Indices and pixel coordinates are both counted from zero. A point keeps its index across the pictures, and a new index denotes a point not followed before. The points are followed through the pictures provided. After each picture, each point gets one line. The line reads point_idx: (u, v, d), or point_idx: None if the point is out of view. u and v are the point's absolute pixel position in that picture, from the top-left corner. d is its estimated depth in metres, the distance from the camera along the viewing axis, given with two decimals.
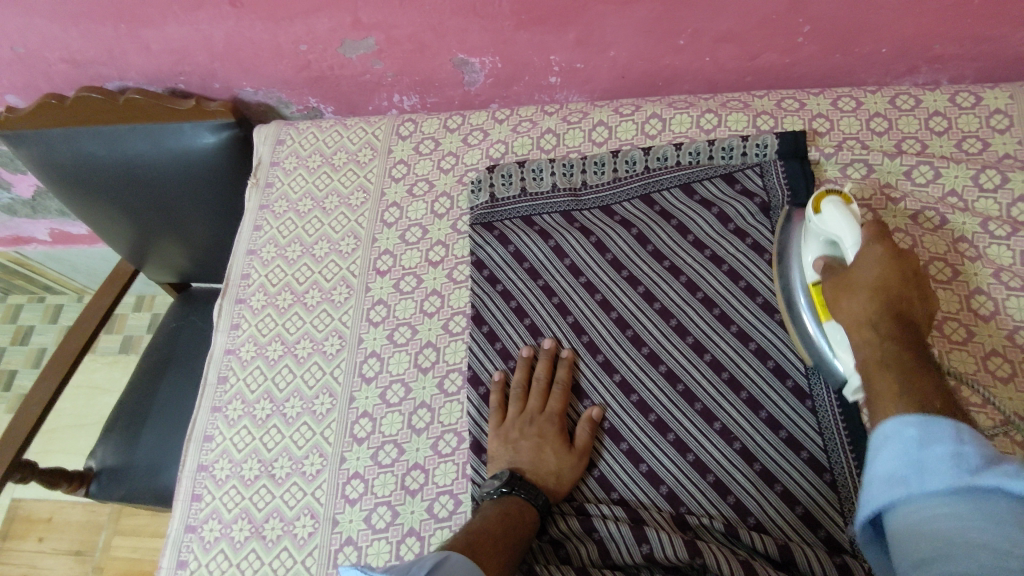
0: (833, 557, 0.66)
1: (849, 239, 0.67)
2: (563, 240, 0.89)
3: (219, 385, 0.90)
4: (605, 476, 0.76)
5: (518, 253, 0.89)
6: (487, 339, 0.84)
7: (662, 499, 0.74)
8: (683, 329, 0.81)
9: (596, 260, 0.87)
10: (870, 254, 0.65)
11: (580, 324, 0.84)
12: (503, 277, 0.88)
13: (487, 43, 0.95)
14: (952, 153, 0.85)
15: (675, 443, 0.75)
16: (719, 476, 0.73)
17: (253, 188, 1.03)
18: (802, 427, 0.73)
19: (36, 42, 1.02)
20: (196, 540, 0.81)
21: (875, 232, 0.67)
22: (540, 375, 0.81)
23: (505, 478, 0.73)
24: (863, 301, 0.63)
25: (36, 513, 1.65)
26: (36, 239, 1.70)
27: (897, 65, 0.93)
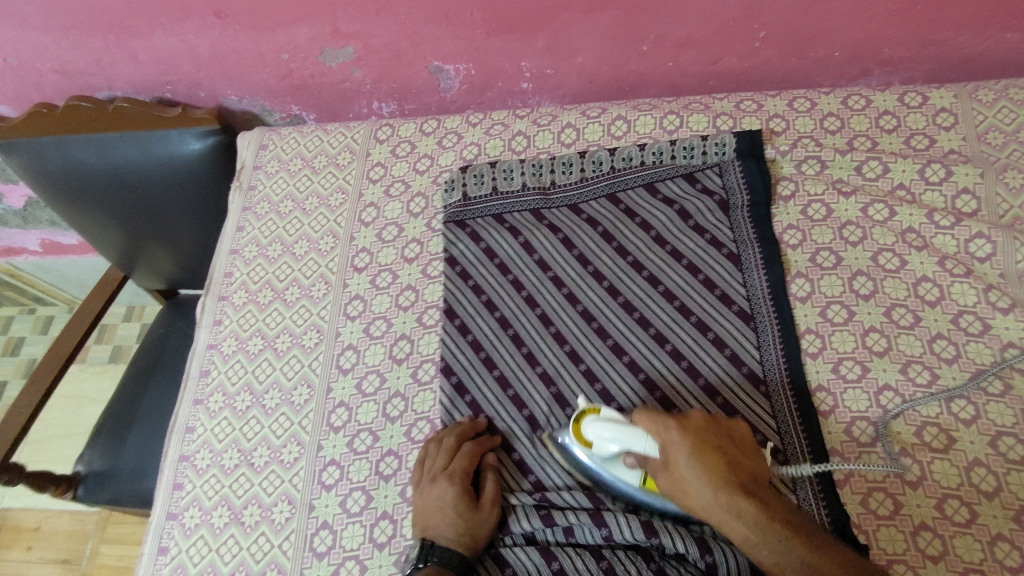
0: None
1: (639, 440, 0.68)
2: (532, 236, 0.92)
3: (201, 378, 0.93)
4: (567, 458, 0.79)
5: (490, 250, 0.92)
6: (459, 332, 0.88)
7: None
8: (645, 320, 0.84)
9: (563, 256, 0.90)
10: (673, 445, 0.66)
11: (548, 316, 0.87)
12: (474, 272, 0.91)
13: (460, 50, 1.00)
14: (901, 149, 0.89)
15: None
16: None
17: (236, 191, 1.06)
18: (758, 410, 0.77)
19: (28, 52, 1.06)
20: (177, 527, 0.83)
21: (657, 420, 0.68)
22: (451, 438, 0.79)
23: (420, 551, 0.71)
24: (706, 488, 0.63)
25: (24, 522, 1.66)
26: (27, 249, 1.73)
27: (850, 68, 0.98)
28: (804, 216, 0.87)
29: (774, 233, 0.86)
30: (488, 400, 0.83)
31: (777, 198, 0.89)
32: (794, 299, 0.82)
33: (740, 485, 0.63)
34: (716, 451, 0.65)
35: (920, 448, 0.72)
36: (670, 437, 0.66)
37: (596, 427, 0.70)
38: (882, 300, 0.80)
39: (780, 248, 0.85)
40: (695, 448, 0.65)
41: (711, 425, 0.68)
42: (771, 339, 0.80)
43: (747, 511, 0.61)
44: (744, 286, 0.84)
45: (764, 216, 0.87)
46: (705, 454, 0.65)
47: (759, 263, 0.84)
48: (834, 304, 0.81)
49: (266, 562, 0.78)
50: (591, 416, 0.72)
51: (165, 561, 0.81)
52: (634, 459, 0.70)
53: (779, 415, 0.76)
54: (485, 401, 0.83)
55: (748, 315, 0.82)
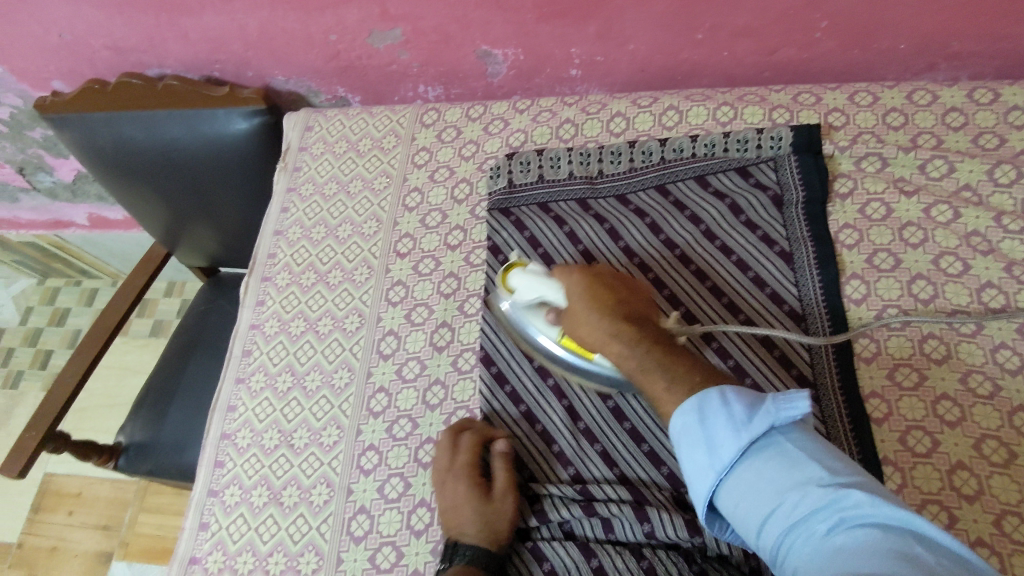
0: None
1: (551, 290, 0.75)
2: (578, 226, 0.91)
3: (243, 357, 0.94)
4: (606, 452, 0.78)
5: (534, 239, 0.91)
6: (499, 323, 0.86)
7: (664, 479, 0.75)
8: (692, 316, 0.82)
9: (609, 248, 0.89)
10: (573, 288, 0.73)
11: None
12: (517, 261, 0.90)
13: (510, 35, 0.98)
14: (968, 148, 0.85)
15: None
16: None
17: (281, 171, 1.06)
18: (807, 415, 0.74)
19: (82, 29, 1.08)
20: (218, 503, 0.84)
21: (569, 272, 0.74)
22: (447, 437, 0.78)
23: (445, 555, 0.71)
24: (596, 318, 0.69)
25: (67, 488, 1.71)
26: (74, 223, 1.77)
27: (916, 62, 0.94)
28: (862, 215, 0.84)
29: (829, 232, 0.83)
30: (527, 389, 0.82)
31: (834, 195, 0.86)
32: (848, 301, 0.79)
33: (626, 315, 0.69)
34: (608, 290, 0.71)
35: (978, 461, 0.69)
36: (568, 279, 0.74)
37: (520, 278, 0.77)
38: (943, 305, 0.77)
39: (835, 248, 0.82)
40: (598, 296, 0.71)
41: (610, 272, 0.74)
42: (822, 341, 0.78)
43: (624, 332, 0.67)
44: (797, 285, 0.81)
45: (820, 214, 0.84)
46: (599, 291, 0.71)
47: (813, 262, 0.82)
48: (891, 308, 0.78)
49: (304, 544, 0.79)
50: (517, 270, 0.78)
51: (206, 537, 0.82)
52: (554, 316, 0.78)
53: (828, 419, 0.74)
54: (524, 391, 0.82)
55: (799, 316, 0.79)
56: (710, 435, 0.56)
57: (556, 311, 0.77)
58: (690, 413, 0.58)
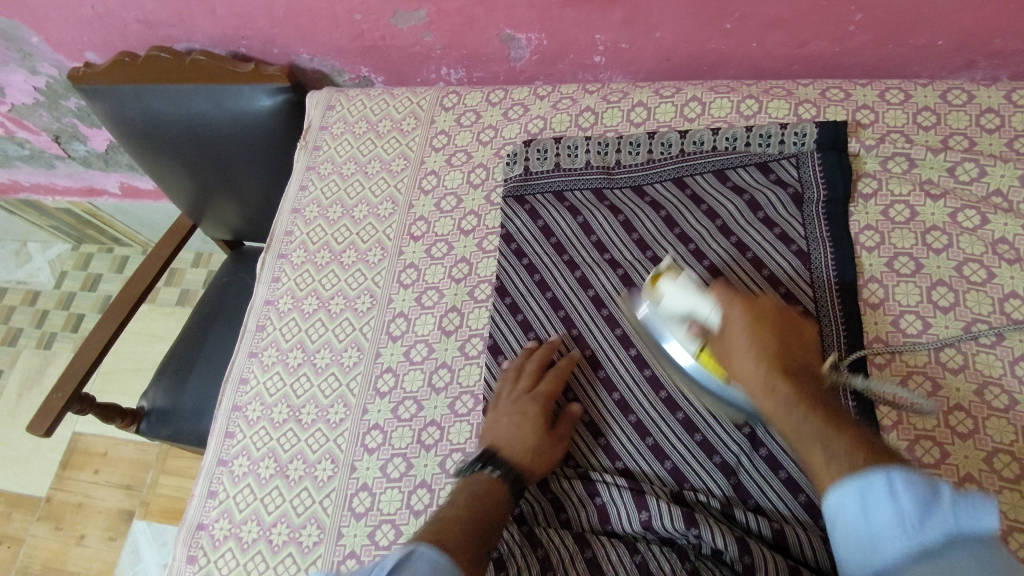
0: (826, 544, 0.67)
1: (706, 310, 0.71)
2: (592, 217, 0.90)
3: (257, 332, 0.95)
4: (610, 445, 0.78)
5: (547, 228, 0.91)
6: (509, 311, 0.87)
7: (666, 473, 0.75)
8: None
9: (622, 239, 0.88)
10: (731, 315, 0.69)
11: (601, 298, 0.85)
12: (529, 249, 0.90)
13: (533, 19, 0.97)
14: (1002, 152, 0.82)
15: (683, 421, 0.77)
16: (725, 457, 0.74)
17: (302, 150, 1.07)
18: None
19: (114, 1, 1.09)
20: (227, 473, 0.86)
21: (731, 294, 0.71)
22: (531, 364, 0.81)
23: (481, 456, 0.73)
24: (752, 364, 0.66)
25: (93, 447, 1.77)
26: (107, 191, 1.81)
27: (954, 59, 0.90)
28: (884, 217, 0.82)
29: (850, 233, 0.81)
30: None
31: (857, 195, 0.84)
32: (865, 305, 0.78)
33: (785, 366, 0.65)
34: (773, 335, 0.67)
35: (988, 475, 0.68)
36: (729, 310, 0.70)
37: (670, 287, 0.74)
38: (962, 314, 0.75)
39: (854, 249, 0.80)
40: (756, 344, 0.66)
41: (779, 309, 0.69)
42: (834, 344, 0.76)
43: (782, 386, 0.63)
44: (812, 287, 0.79)
45: (841, 214, 0.81)
46: (759, 329, 0.67)
47: (830, 263, 0.80)
48: (909, 315, 0.76)
49: (308, 517, 0.81)
50: (669, 276, 0.75)
51: (214, 505, 0.85)
52: (697, 328, 0.72)
53: None
54: None
55: (813, 318, 0.78)
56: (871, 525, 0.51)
57: (699, 326, 0.72)
58: (848, 495, 0.53)
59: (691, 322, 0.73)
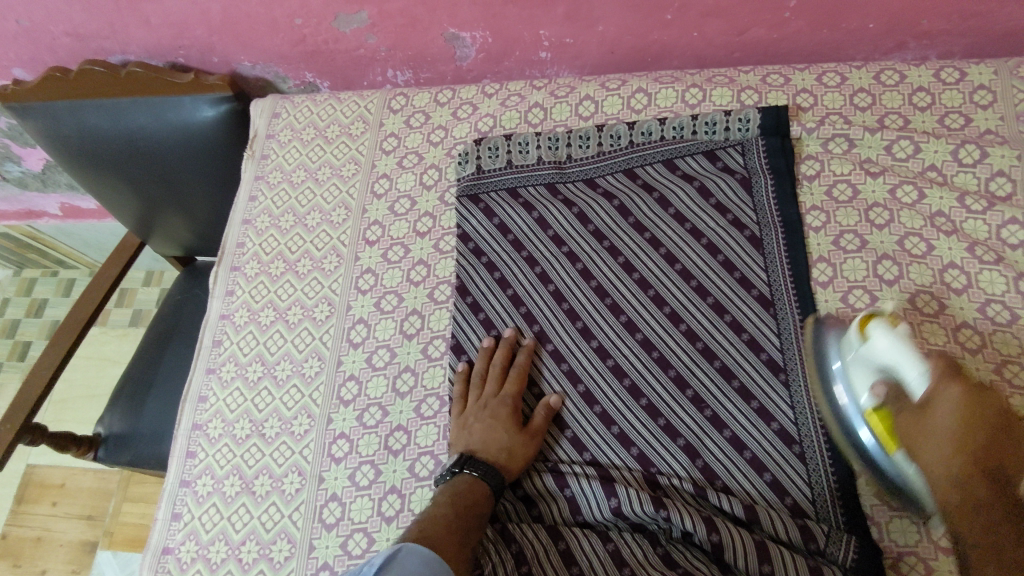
0: (795, 520, 0.69)
1: (913, 370, 0.64)
2: (547, 212, 0.90)
3: (214, 348, 0.93)
4: (577, 437, 0.79)
5: (503, 226, 0.91)
6: (470, 310, 0.86)
7: (632, 460, 0.76)
8: (660, 299, 0.83)
9: (579, 232, 0.89)
10: (948, 396, 0.64)
11: (561, 292, 0.86)
12: (486, 248, 0.90)
13: (476, 17, 0.97)
14: (934, 128, 0.86)
15: (646, 408, 0.78)
16: (690, 440, 0.76)
17: (249, 160, 1.05)
18: (774, 398, 0.75)
19: (40, 15, 1.05)
20: (190, 494, 0.84)
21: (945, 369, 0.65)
22: (499, 361, 0.82)
23: (457, 460, 0.75)
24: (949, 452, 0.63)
25: (49, 479, 1.71)
26: (47, 213, 1.75)
27: (886, 41, 0.93)
28: (828, 196, 0.84)
29: (799, 214, 0.83)
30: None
31: (801, 177, 0.86)
32: (815, 284, 0.80)
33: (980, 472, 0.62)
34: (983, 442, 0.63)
35: None
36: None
37: (886, 333, 0.65)
38: (907, 286, 0.78)
39: (803, 230, 0.82)
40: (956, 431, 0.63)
41: (999, 404, 0.65)
42: (789, 323, 0.78)
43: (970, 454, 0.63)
44: (765, 269, 0.81)
45: (788, 194, 0.83)
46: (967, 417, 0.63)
47: (781, 245, 0.82)
48: (857, 289, 0.78)
49: (277, 532, 0.79)
50: (884, 320, 0.66)
51: (178, 528, 0.83)
52: (885, 388, 0.65)
53: (796, 407, 0.74)
54: None
55: (767, 300, 0.80)
56: None
57: (892, 390, 0.65)
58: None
59: (883, 378, 0.65)
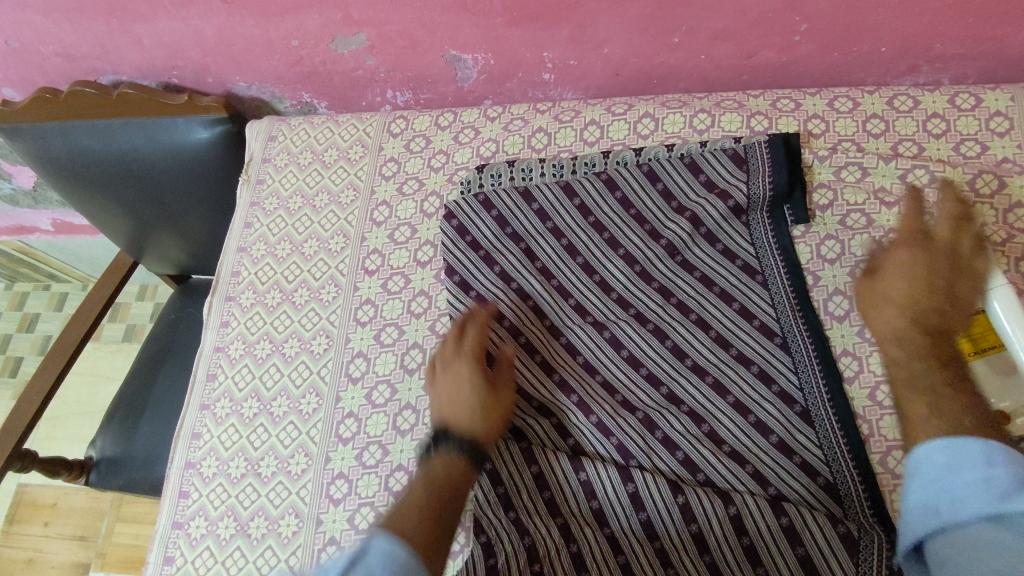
0: (835, 527, 0.66)
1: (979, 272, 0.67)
2: (535, 244, 0.87)
3: (208, 382, 0.90)
4: (622, 445, 0.76)
5: (489, 257, 0.87)
6: None
7: (680, 466, 0.74)
8: (685, 307, 0.81)
9: (566, 264, 0.86)
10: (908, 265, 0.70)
11: (583, 305, 0.84)
12: (503, 263, 0.87)
13: (479, 40, 0.94)
14: (950, 156, 0.83)
15: (689, 414, 0.76)
16: (735, 446, 0.74)
17: (244, 184, 1.03)
18: (801, 438, 0.72)
19: (29, 35, 1.02)
20: (183, 537, 0.81)
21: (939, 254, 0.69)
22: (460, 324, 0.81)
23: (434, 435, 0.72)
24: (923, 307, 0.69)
25: (40, 498, 1.67)
26: (39, 228, 1.72)
27: (898, 65, 0.91)
28: (842, 226, 0.82)
29: (799, 261, 0.81)
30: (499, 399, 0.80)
31: (814, 208, 0.84)
32: (830, 318, 0.78)
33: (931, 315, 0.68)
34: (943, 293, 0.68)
35: None
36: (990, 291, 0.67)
37: None
38: None
39: (804, 274, 0.80)
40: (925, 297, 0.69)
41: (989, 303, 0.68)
42: (803, 349, 0.76)
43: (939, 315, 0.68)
44: (766, 284, 0.80)
45: (783, 219, 0.82)
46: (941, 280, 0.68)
47: (781, 273, 0.80)
48: None
49: None
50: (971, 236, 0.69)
51: (171, 572, 0.80)
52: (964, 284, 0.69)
53: (827, 446, 0.71)
54: (530, 385, 0.81)
55: (773, 332, 0.77)
56: (951, 479, 0.56)
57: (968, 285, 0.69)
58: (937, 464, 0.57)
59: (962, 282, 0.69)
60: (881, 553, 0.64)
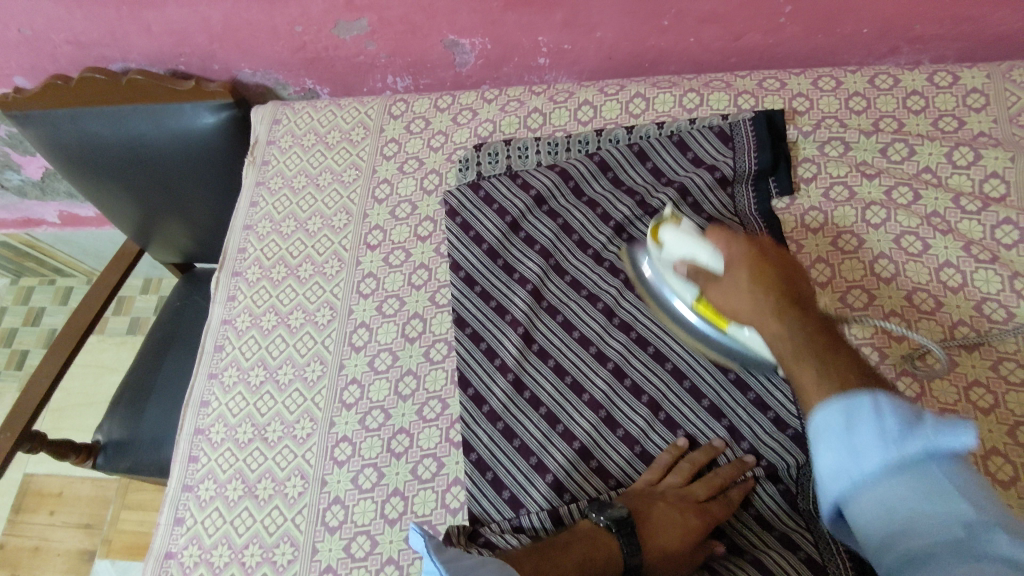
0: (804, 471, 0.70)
1: (704, 253, 0.68)
2: (532, 228, 0.89)
3: (215, 353, 0.94)
4: (610, 416, 0.77)
5: (481, 238, 0.89)
6: (472, 341, 0.84)
7: (662, 425, 0.76)
8: None
9: (563, 243, 0.88)
10: (733, 250, 0.65)
11: (578, 281, 0.86)
12: (498, 246, 0.89)
13: (476, 24, 0.98)
14: (929, 131, 0.87)
15: (672, 372, 0.78)
16: (714, 401, 0.76)
17: (249, 166, 1.06)
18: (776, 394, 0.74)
19: (42, 23, 1.06)
20: (192, 498, 0.84)
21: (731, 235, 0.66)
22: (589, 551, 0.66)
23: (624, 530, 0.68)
24: (755, 296, 0.62)
25: (47, 487, 1.70)
26: (45, 221, 1.75)
27: (879, 46, 0.95)
28: (825, 198, 0.85)
29: (783, 231, 0.83)
30: (487, 380, 0.81)
31: (798, 181, 0.87)
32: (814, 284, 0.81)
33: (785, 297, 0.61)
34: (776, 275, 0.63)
35: None
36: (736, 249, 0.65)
37: (672, 235, 0.72)
38: (904, 284, 0.78)
39: (789, 244, 0.83)
40: (760, 285, 0.62)
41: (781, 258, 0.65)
42: None
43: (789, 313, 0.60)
44: None
45: (766, 191, 0.86)
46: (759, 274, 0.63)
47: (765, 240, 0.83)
48: (855, 289, 0.79)
49: (280, 535, 0.79)
50: (669, 224, 0.73)
51: (181, 532, 0.83)
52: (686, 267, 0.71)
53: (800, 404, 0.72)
54: (523, 367, 0.81)
55: None
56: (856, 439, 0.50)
57: (692, 268, 0.69)
58: (835, 414, 0.51)
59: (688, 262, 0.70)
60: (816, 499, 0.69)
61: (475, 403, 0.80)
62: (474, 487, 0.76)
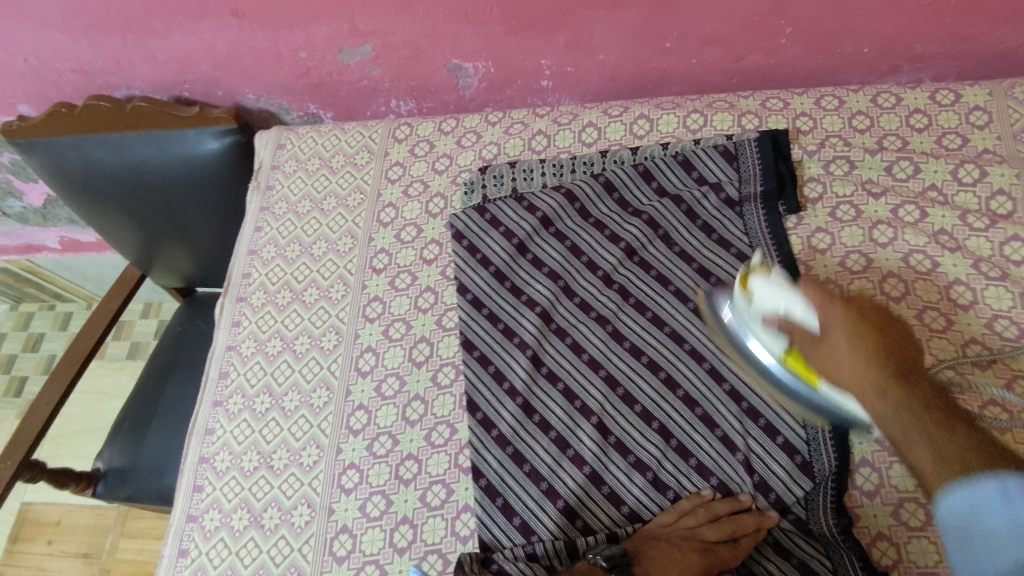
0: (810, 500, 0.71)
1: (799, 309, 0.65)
2: (539, 250, 0.89)
3: (220, 380, 0.93)
4: (621, 441, 0.77)
5: (488, 260, 0.89)
6: (480, 364, 0.83)
7: (673, 452, 0.76)
8: (683, 294, 0.83)
9: (573, 265, 0.88)
10: (831, 316, 0.63)
11: (587, 303, 0.85)
12: (505, 267, 0.88)
13: (480, 48, 0.98)
14: (933, 149, 0.87)
15: (684, 399, 0.77)
16: (727, 431, 0.75)
17: (254, 191, 1.06)
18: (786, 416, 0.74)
19: (47, 53, 1.06)
20: (197, 529, 0.83)
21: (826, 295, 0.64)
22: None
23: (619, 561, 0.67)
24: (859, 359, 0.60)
25: (45, 516, 1.67)
26: (46, 247, 1.74)
27: (880, 65, 0.95)
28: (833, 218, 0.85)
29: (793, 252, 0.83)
30: (496, 405, 0.80)
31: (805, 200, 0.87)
32: None
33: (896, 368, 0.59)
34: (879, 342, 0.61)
35: None
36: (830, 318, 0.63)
37: (762, 285, 0.68)
38: (914, 302, 0.78)
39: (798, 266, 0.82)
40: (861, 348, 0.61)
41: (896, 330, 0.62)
42: None
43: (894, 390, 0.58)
44: None
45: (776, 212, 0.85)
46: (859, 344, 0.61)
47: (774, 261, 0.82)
48: None
49: (286, 565, 0.78)
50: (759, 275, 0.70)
51: (186, 564, 0.81)
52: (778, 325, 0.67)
53: (808, 427, 0.73)
54: (532, 391, 0.80)
55: None
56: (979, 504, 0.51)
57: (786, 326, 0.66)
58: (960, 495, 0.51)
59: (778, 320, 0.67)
60: (827, 520, 0.69)
61: (484, 428, 0.79)
62: (483, 514, 0.75)
